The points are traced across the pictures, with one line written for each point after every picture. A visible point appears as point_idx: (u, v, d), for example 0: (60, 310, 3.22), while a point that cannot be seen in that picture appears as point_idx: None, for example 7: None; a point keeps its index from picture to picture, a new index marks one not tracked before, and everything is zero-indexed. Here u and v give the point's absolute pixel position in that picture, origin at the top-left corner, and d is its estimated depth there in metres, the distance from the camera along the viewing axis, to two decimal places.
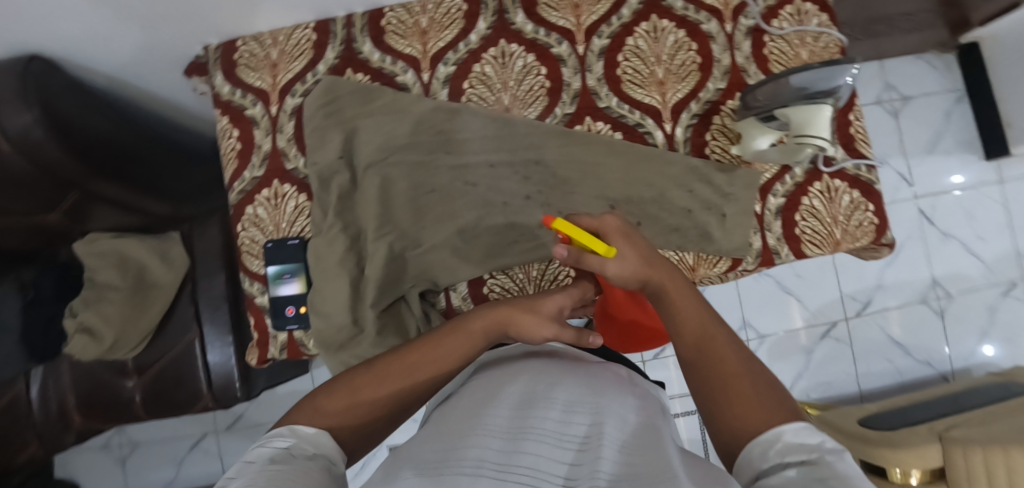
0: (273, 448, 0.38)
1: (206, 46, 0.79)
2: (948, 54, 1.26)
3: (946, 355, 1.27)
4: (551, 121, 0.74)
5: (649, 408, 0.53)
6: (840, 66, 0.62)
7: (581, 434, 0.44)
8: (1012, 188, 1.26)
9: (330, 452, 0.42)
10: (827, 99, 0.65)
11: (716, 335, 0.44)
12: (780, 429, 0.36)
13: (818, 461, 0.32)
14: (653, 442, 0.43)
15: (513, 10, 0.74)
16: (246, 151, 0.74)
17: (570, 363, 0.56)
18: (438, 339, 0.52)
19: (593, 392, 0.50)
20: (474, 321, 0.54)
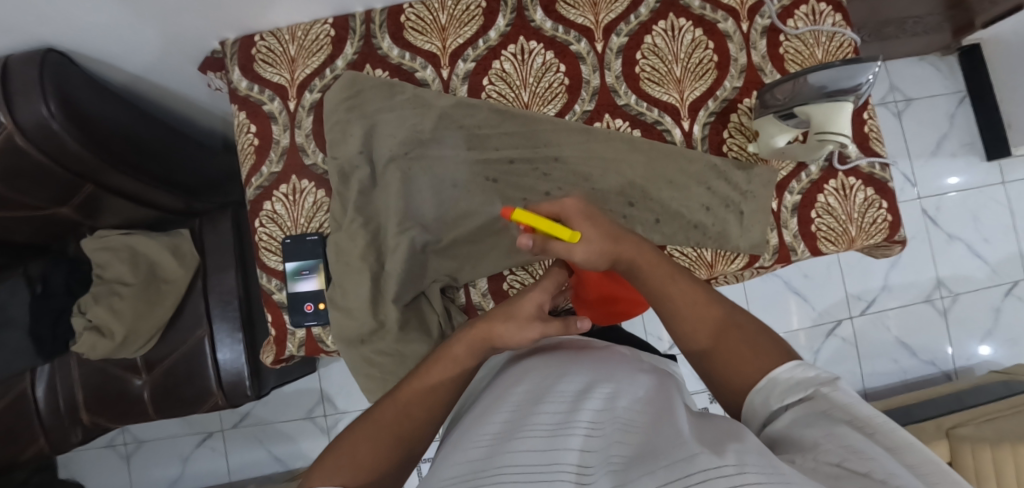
0: None
1: (223, 41, 0.78)
2: (950, 57, 1.28)
3: (949, 355, 1.29)
4: (570, 118, 0.74)
5: (662, 382, 0.54)
6: (858, 60, 0.62)
7: (590, 418, 0.45)
8: (1013, 190, 1.28)
9: None
10: (848, 97, 0.66)
11: (711, 321, 0.48)
12: (776, 372, 0.43)
13: (819, 396, 0.39)
14: (665, 410, 0.45)
15: (533, 7, 0.75)
16: (263, 147, 0.74)
17: (576, 356, 0.57)
18: (425, 373, 0.52)
19: (600, 379, 0.51)
20: (455, 347, 0.53)
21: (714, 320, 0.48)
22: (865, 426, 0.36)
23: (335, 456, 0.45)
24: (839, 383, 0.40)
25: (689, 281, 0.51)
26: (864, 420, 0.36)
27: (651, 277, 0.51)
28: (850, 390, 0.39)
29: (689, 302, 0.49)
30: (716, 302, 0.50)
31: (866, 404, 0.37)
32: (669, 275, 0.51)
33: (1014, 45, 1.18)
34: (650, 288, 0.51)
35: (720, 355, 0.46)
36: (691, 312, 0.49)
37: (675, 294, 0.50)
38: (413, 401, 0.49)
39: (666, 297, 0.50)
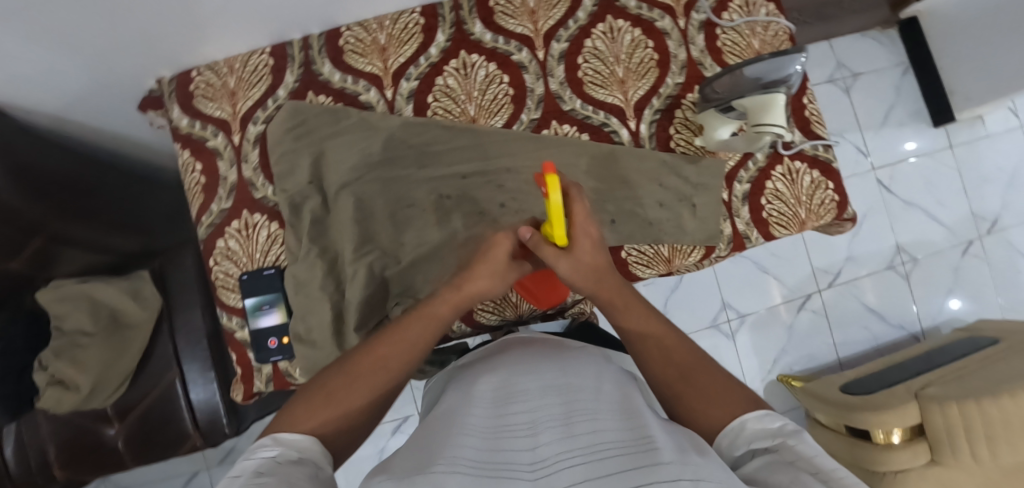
0: (260, 458, 0.41)
1: (160, 78, 0.76)
2: (891, 30, 1.32)
3: (916, 317, 1.33)
4: (518, 128, 0.74)
5: (619, 378, 0.57)
6: (784, 52, 0.65)
7: (554, 415, 0.48)
8: (961, 153, 1.33)
9: (316, 456, 0.45)
10: (780, 88, 0.67)
11: (681, 358, 0.52)
12: (745, 419, 0.46)
13: (784, 442, 0.41)
14: (631, 410, 0.48)
15: (471, 20, 0.75)
16: (211, 184, 0.72)
17: (549, 355, 0.61)
18: (403, 328, 0.54)
19: (564, 378, 0.54)
20: (440, 307, 0.55)
21: (683, 361, 0.52)
22: (823, 478, 0.36)
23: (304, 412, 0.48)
24: (804, 436, 0.41)
25: (662, 322, 0.55)
26: (825, 474, 0.37)
27: (626, 317, 0.56)
28: (814, 442, 0.41)
29: (660, 344, 0.54)
30: (686, 343, 0.54)
31: (829, 457, 0.38)
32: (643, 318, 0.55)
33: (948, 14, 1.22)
34: (626, 331, 0.56)
35: (686, 395, 0.50)
36: (659, 354, 0.53)
37: (648, 336, 0.54)
38: (383, 360, 0.52)
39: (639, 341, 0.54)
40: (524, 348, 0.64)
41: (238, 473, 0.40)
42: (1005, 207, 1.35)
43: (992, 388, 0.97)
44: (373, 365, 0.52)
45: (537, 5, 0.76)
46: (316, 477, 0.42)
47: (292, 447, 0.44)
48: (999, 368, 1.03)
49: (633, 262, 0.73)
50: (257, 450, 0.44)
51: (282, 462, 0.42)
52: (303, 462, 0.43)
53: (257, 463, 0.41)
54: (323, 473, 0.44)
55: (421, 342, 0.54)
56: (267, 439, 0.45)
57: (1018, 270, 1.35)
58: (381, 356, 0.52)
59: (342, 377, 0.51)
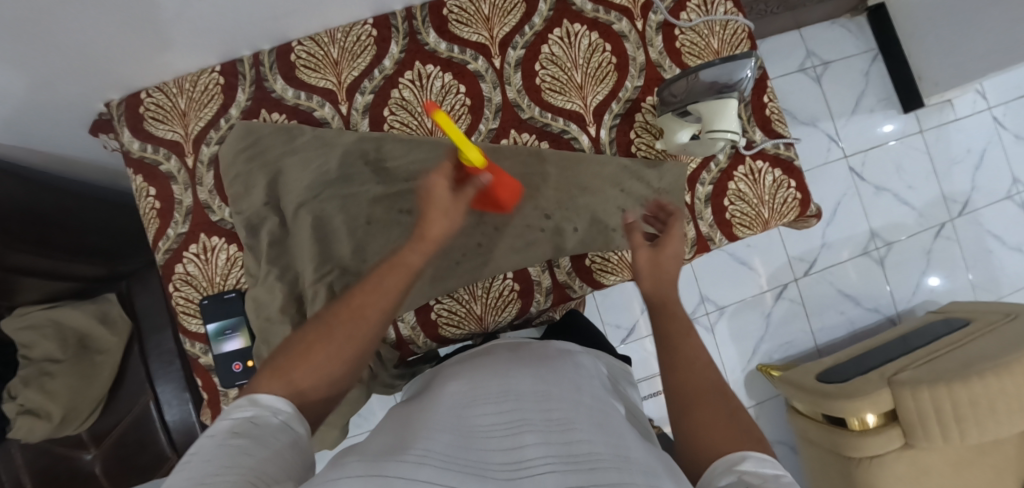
0: (234, 419, 0.38)
1: (108, 101, 0.74)
2: (859, 18, 1.31)
3: (891, 300, 1.35)
4: (477, 139, 0.73)
5: (602, 396, 0.56)
6: (734, 59, 0.65)
7: (535, 419, 0.46)
8: (931, 137, 1.34)
9: (295, 423, 0.40)
10: (733, 93, 0.66)
11: (706, 371, 0.51)
12: (750, 452, 0.42)
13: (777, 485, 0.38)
14: (613, 425, 0.48)
15: (425, 30, 0.74)
16: (166, 209, 0.71)
17: (529, 363, 0.59)
18: (375, 280, 0.47)
19: (545, 385, 0.52)
20: (412, 255, 0.49)
21: (704, 382, 0.50)
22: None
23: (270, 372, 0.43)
24: None
25: (695, 339, 0.55)
26: None
27: (667, 328, 0.56)
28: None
29: (689, 355, 0.53)
30: (710, 368, 0.52)
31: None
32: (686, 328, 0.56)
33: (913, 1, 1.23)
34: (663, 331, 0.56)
35: (697, 411, 0.48)
36: (686, 365, 0.52)
37: (682, 349, 0.53)
38: (358, 313, 0.45)
39: (672, 346, 0.54)
40: (512, 356, 0.62)
41: (211, 434, 0.37)
42: (975, 189, 1.36)
43: (961, 370, 0.99)
44: (349, 320, 0.45)
45: (492, 11, 0.75)
46: (293, 450, 0.38)
47: (271, 408, 0.40)
48: (969, 350, 1.05)
49: (597, 269, 0.73)
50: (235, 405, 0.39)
51: (257, 428, 0.37)
52: (280, 429, 0.38)
53: (230, 427, 0.37)
54: (301, 441, 0.40)
55: (394, 293, 0.47)
56: (243, 399, 0.40)
57: (989, 250, 1.37)
58: (357, 309, 0.45)
59: (313, 335, 0.44)
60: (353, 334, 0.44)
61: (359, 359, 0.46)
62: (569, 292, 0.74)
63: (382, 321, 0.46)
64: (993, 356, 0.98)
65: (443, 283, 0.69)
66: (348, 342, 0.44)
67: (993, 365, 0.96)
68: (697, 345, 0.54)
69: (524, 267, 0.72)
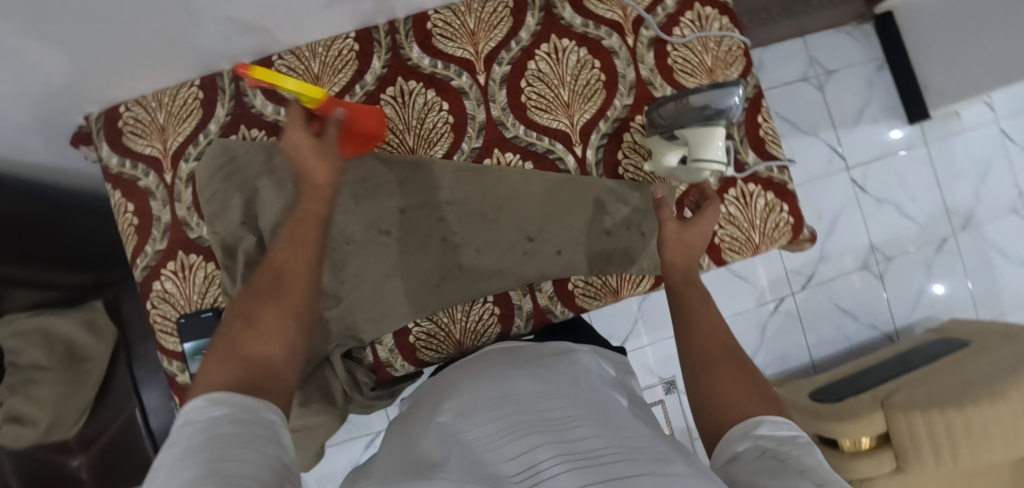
0: (200, 420, 0.31)
1: (88, 115, 0.73)
2: (866, 25, 1.27)
3: (889, 316, 1.32)
4: (459, 158, 0.72)
5: (600, 387, 0.55)
6: (723, 86, 0.61)
7: (536, 419, 0.45)
8: (936, 149, 1.30)
9: (267, 415, 0.33)
10: (720, 121, 0.63)
11: (725, 339, 0.55)
12: (764, 416, 0.46)
13: (789, 448, 0.41)
14: (617, 417, 0.47)
15: (408, 45, 0.72)
16: (144, 226, 0.70)
17: (525, 362, 0.58)
18: (288, 235, 0.44)
19: (543, 384, 0.51)
20: (313, 204, 0.47)
21: (720, 344, 0.54)
22: (808, 471, 0.37)
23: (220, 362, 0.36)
24: (811, 450, 0.41)
25: (710, 304, 0.59)
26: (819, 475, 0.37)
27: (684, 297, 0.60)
28: (818, 455, 0.41)
29: (706, 322, 0.57)
30: (725, 331, 0.56)
31: (827, 466, 0.39)
32: (702, 297, 0.59)
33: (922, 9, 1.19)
34: (682, 299, 0.60)
35: (716, 372, 0.51)
36: (705, 331, 0.56)
37: (700, 316, 0.57)
38: (282, 271, 0.42)
39: (690, 313, 0.58)
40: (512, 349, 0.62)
41: (172, 442, 0.30)
42: (979, 202, 1.33)
43: (954, 395, 0.96)
44: (282, 273, 0.42)
45: (477, 25, 0.73)
46: (276, 443, 0.32)
47: (231, 404, 0.32)
48: (965, 373, 1.02)
49: (580, 293, 0.72)
50: (184, 424, 0.31)
51: (221, 439, 0.30)
52: (253, 426, 0.31)
53: (185, 451, 0.29)
54: (280, 431, 0.33)
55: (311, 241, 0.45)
56: (198, 400, 0.33)
57: (991, 265, 1.33)
58: (280, 265, 0.42)
59: (250, 309, 0.39)
60: (294, 286, 0.41)
61: (304, 315, 0.41)
62: (550, 317, 0.72)
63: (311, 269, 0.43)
64: (988, 382, 0.96)
65: (421, 305, 0.69)
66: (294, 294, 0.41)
67: (987, 392, 0.94)
68: (711, 312, 0.58)
69: (505, 290, 0.70)
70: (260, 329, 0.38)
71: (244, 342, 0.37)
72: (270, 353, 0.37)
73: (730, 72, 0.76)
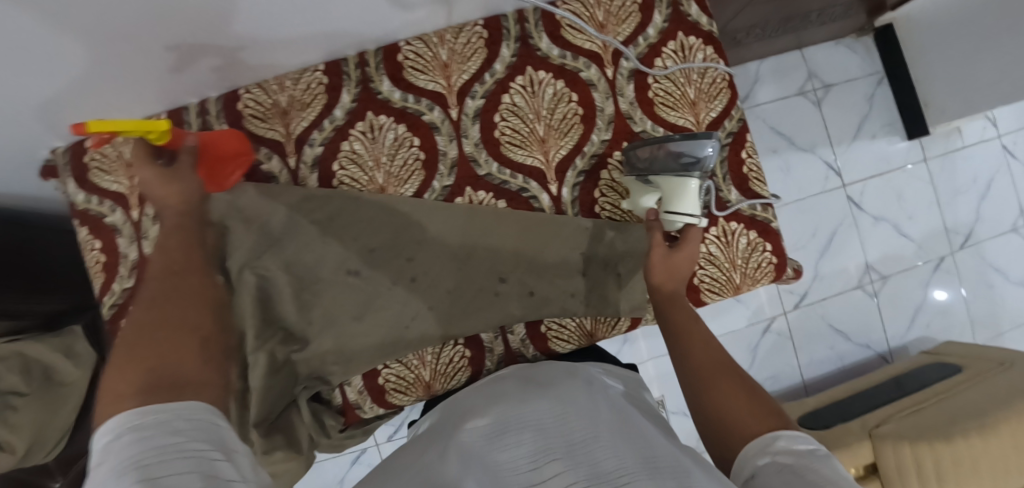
0: (125, 436, 0.30)
1: (53, 149, 0.71)
2: (866, 37, 1.24)
3: (883, 337, 1.29)
4: (430, 196, 0.70)
5: (620, 407, 0.54)
6: (697, 137, 0.60)
7: (558, 443, 0.44)
8: (937, 166, 1.27)
9: (207, 423, 0.33)
10: (694, 173, 0.62)
11: (721, 357, 0.55)
12: (778, 432, 0.46)
13: (809, 462, 0.41)
14: (637, 434, 0.46)
15: (378, 78, 0.70)
16: (111, 263, 0.69)
17: (531, 384, 0.57)
18: (160, 249, 0.44)
19: (561, 403, 0.50)
20: (174, 219, 0.47)
21: (717, 361, 0.54)
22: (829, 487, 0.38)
23: (125, 367, 0.35)
24: (830, 463, 0.41)
25: (701, 323, 0.59)
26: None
27: (674, 317, 0.60)
28: (840, 469, 0.41)
29: (699, 341, 0.56)
30: (719, 349, 0.56)
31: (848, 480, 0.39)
32: (691, 316, 0.59)
33: (924, 23, 1.15)
34: (671, 320, 0.60)
35: (717, 391, 0.52)
36: (701, 350, 0.56)
37: (692, 335, 0.57)
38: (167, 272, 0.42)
39: (683, 334, 0.58)
40: (507, 374, 0.61)
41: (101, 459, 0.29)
42: (979, 220, 1.29)
43: (943, 426, 0.93)
44: (167, 272, 0.42)
45: (450, 57, 0.70)
46: (220, 445, 0.32)
47: (163, 415, 0.31)
48: (957, 402, 0.99)
49: (552, 337, 0.70)
50: (105, 451, 0.29)
51: (157, 455, 0.29)
52: (192, 434, 0.31)
53: (119, 469, 0.28)
54: (223, 434, 0.33)
55: (182, 250, 0.44)
56: (117, 420, 0.31)
57: (989, 285, 1.30)
58: (161, 268, 0.42)
59: (145, 315, 0.38)
60: (187, 282, 0.42)
61: (203, 306, 0.41)
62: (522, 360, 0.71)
63: (190, 269, 0.43)
64: (979, 414, 0.93)
65: (390, 349, 0.68)
66: (189, 287, 0.42)
67: (978, 424, 0.91)
68: (702, 332, 0.58)
69: (475, 333, 0.69)
70: (159, 327, 0.38)
71: (144, 345, 0.36)
72: (178, 351, 0.37)
73: (712, 106, 0.73)
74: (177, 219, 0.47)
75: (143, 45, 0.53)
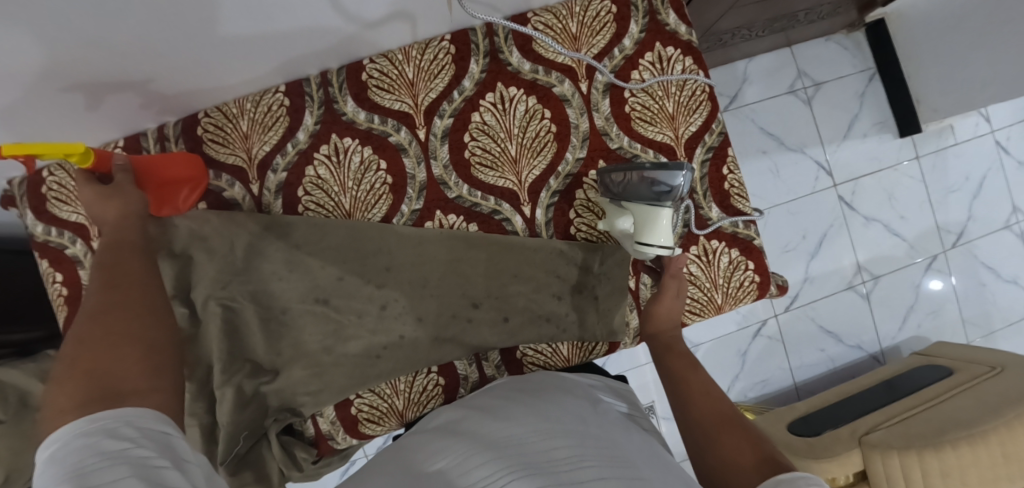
0: (66, 447, 0.27)
1: (10, 179, 0.69)
2: (857, 33, 1.22)
3: (875, 338, 1.27)
4: (399, 221, 0.68)
5: (614, 425, 0.51)
6: (676, 164, 0.58)
7: (537, 460, 0.42)
8: (928, 163, 1.25)
9: (156, 432, 0.31)
10: (666, 202, 0.59)
11: (724, 407, 0.52)
12: (776, 473, 0.42)
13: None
14: (622, 455, 0.45)
15: (342, 98, 0.67)
16: (75, 296, 0.68)
17: (520, 397, 0.55)
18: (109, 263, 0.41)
19: (544, 420, 0.48)
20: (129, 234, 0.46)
21: (717, 410, 0.52)
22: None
23: (68, 376, 0.32)
24: None
25: (700, 371, 0.58)
26: None
27: (673, 368, 0.59)
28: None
29: (700, 391, 0.55)
30: (722, 398, 0.54)
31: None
32: (690, 366, 0.58)
33: (915, 19, 1.13)
34: (670, 372, 0.59)
35: (717, 439, 0.49)
36: (701, 399, 0.54)
37: (692, 385, 0.56)
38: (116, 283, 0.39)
39: (683, 384, 0.56)
40: (492, 390, 0.60)
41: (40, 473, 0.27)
42: (971, 219, 1.27)
43: (932, 436, 0.91)
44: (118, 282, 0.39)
45: (416, 74, 0.67)
46: (171, 453, 0.30)
47: (111, 420, 0.29)
48: (945, 410, 0.98)
49: (528, 362, 0.70)
50: (48, 462, 0.27)
51: (99, 462, 0.27)
52: (142, 441, 0.29)
53: (57, 480, 0.26)
54: (176, 442, 0.31)
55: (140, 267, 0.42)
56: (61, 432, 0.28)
57: (982, 283, 1.28)
58: (113, 279, 0.39)
59: (92, 325, 0.35)
60: (137, 288, 0.39)
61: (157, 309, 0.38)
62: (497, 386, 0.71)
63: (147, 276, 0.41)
64: (967, 424, 0.91)
65: (362, 380, 0.67)
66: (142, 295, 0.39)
67: (966, 434, 0.89)
68: (702, 380, 0.56)
69: (449, 361, 0.69)
70: (105, 335, 0.35)
71: (90, 355, 0.33)
72: (126, 357, 0.34)
73: (692, 120, 0.71)
74: (114, 236, 0.45)
75: (93, 74, 0.51)
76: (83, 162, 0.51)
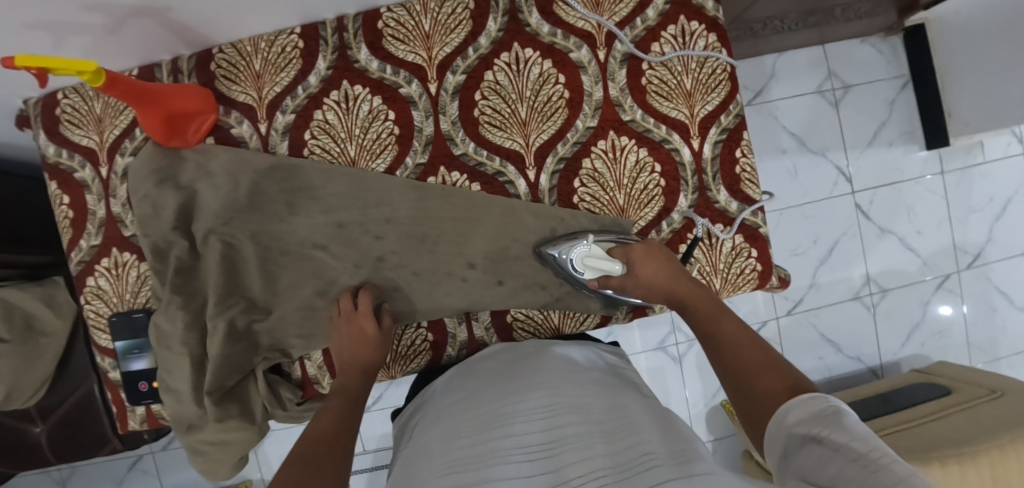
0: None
1: (25, 99, 0.69)
2: (893, 37, 1.19)
3: (876, 352, 1.24)
4: (402, 174, 0.67)
5: (617, 393, 0.50)
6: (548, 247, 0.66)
7: (532, 443, 0.43)
8: (952, 180, 1.21)
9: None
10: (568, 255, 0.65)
11: (754, 348, 0.51)
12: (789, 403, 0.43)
13: (822, 428, 0.38)
14: (623, 427, 0.44)
15: (356, 45, 0.66)
16: (79, 219, 0.69)
17: (512, 372, 0.55)
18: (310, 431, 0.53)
19: (549, 396, 0.48)
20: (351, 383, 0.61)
21: (751, 352, 0.51)
22: (867, 464, 0.33)
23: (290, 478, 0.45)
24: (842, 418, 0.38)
25: (733, 320, 0.55)
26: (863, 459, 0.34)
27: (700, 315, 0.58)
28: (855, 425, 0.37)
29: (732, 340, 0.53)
30: (758, 341, 0.52)
31: (868, 440, 0.35)
32: (717, 314, 0.56)
33: (958, 28, 1.10)
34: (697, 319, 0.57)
35: (754, 379, 0.48)
36: (733, 347, 0.52)
37: (722, 333, 0.54)
38: (336, 446, 0.51)
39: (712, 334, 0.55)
40: (481, 365, 0.61)
41: None
42: (990, 241, 1.23)
43: (919, 451, 0.90)
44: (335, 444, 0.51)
45: (433, 27, 0.66)
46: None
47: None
48: (938, 429, 0.96)
49: (517, 327, 0.71)
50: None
51: None
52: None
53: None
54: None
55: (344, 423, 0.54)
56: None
57: (992, 308, 1.24)
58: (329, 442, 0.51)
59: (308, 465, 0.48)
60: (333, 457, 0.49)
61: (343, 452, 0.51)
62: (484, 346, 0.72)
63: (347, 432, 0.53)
64: (956, 443, 0.90)
65: None
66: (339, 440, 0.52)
67: (956, 453, 0.88)
68: (731, 325, 0.55)
69: (439, 318, 0.69)
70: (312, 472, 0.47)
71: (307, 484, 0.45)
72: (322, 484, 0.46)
73: (708, 98, 0.69)
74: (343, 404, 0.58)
75: None
76: (95, 82, 0.52)
